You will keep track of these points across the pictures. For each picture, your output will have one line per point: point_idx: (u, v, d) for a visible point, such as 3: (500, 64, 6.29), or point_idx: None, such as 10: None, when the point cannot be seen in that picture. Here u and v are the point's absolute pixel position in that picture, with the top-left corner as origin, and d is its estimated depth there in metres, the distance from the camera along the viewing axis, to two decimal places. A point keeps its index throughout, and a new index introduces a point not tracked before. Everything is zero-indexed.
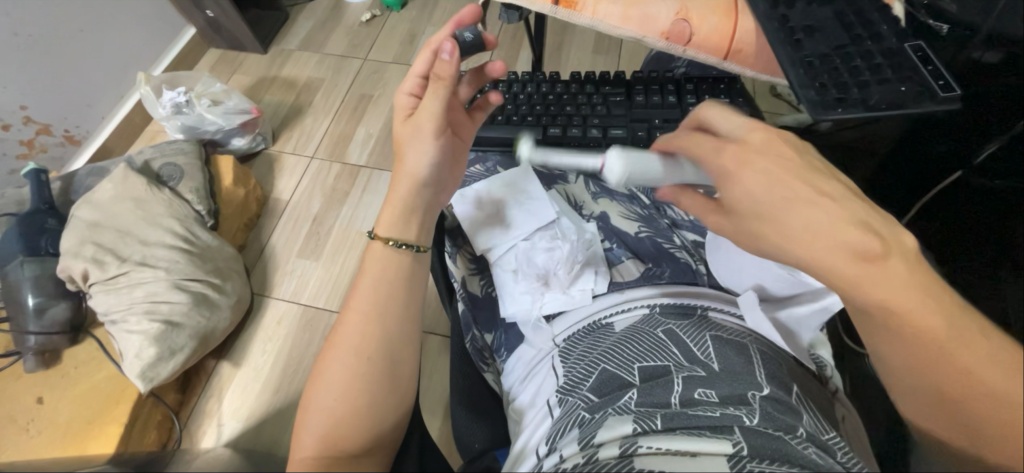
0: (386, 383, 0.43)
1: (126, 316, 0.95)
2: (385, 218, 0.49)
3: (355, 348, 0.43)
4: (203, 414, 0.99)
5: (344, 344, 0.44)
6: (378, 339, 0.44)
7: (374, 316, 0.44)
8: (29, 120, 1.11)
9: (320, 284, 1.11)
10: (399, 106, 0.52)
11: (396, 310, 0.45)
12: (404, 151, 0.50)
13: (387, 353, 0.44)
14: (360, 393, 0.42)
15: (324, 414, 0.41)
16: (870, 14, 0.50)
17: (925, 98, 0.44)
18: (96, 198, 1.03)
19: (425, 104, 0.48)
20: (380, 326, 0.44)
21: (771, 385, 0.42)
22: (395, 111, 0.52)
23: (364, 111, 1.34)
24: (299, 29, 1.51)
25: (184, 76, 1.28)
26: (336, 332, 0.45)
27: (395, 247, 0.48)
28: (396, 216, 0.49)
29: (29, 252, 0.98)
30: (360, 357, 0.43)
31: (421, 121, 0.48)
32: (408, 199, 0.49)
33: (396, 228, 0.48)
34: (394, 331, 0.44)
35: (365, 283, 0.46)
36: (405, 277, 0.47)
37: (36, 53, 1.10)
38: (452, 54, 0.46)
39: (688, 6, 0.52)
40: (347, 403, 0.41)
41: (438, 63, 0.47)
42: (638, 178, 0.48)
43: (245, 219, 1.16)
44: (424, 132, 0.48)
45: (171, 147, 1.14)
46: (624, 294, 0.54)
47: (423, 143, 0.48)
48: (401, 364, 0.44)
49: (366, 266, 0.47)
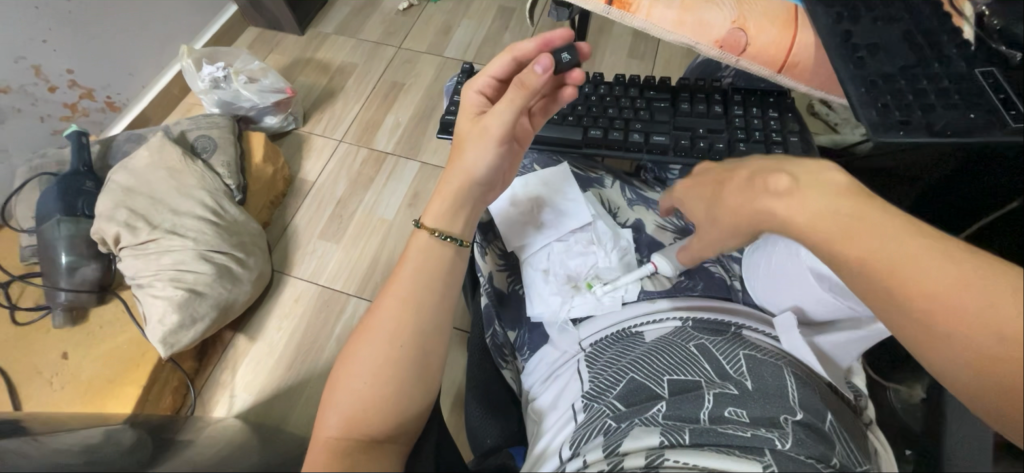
0: (417, 371, 0.43)
1: (152, 282, 0.97)
2: (435, 209, 0.49)
3: (387, 334, 0.43)
4: (218, 384, 1.01)
5: (376, 329, 0.43)
6: (411, 326, 0.43)
7: (407, 302, 0.44)
8: (74, 83, 1.14)
9: (339, 267, 1.12)
10: (469, 101, 0.53)
11: (430, 299, 0.45)
12: (463, 148, 0.50)
13: (416, 340, 0.43)
14: (387, 379, 0.42)
15: (351, 393, 0.41)
16: (939, 36, 0.47)
17: (994, 127, 0.42)
18: (133, 165, 1.04)
19: (500, 107, 0.48)
20: (414, 313, 0.44)
21: (805, 411, 0.41)
22: (464, 107, 0.53)
23: (394, 98, 1.35)
24: (337, 14, 1.52)
25: (223, 51, 1.30)
26: (369, 316, 0.45)
27: (440, 238, 0.48)
28: (444, 207, 0.49)
29: (64, 211, 1.00)
30: (393, 343, 0.43)
31: (489, 124, 0.48)
32: (457, 194, 0.49)
33: (444, 221, 0.48)
34: (426, 321, 0.44)
35: (403, 269, 0.46)
36: (445, 268, 0.47)
37: (85, 18, 1.12)
38: (545, 69, 0.47)
39: (745, 15, 0.52)
40: (375, 387, 0.41)
41: (528, 71, 0.47)
42: (685, 258, 0.55)
43: (272, 196, 1.18)
44: (488, 137, 0.48)
45: (206, 120, 1.16)
46: (654, 304, 0.53)
47: (485, 145, 0.49)
48: (430, 354, 0.44)
49: (406, 254, 0.48)
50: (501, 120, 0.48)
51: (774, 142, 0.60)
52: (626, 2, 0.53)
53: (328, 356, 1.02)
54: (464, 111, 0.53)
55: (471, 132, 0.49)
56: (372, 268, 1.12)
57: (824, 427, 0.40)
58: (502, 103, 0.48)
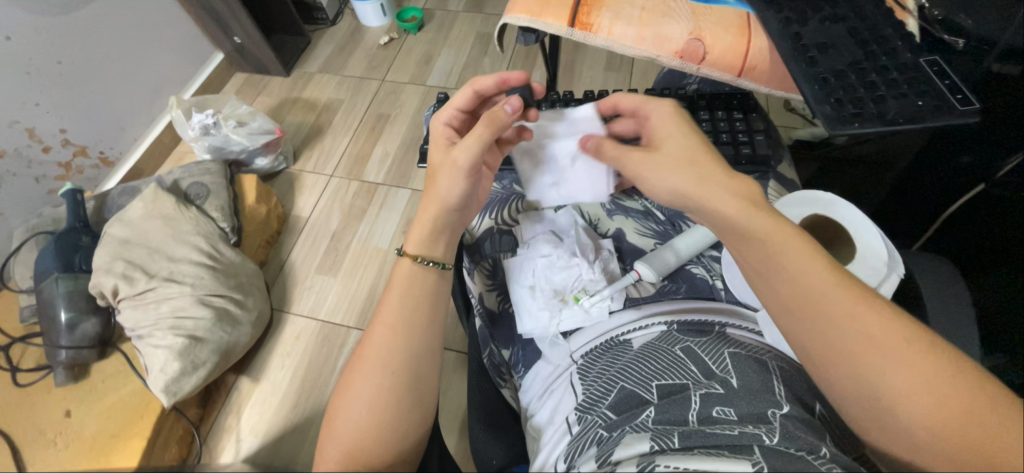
0: (411, 395, 0.44)
1: (152, 331, 0.97)
2: (414, 237, 0.50)
3: (380, 362, 0.44)
4: (224, 429, 1.00)
5: (368, 359, 0.44)
6: (401, 353, 0.44)
7: (397, 329, 0.45)
8: (67, 143, 1.17)
9: (338, 300, 1.13)
10: (439, 133, 0.56)
11: (419, 326, 0.46)
12: (436, 178, 0.51)
13: (409, 367, 0.44)
14: (385, 408, 0.42)
15: (350, 423, 0.42)
16: (883, 30, 0.50)
17: (943, 112, 0.44)
18: (128, 216, 1.06)
19: (467, 139, 0.50)
20: (404, 341, 0.45)
21: (790, 403, 0.42)
22: (434, 138, 0.56)
23: (381, 130, 1.38)
24: (320, 53, 1.57)
25: (211, 99, 1.34)
26: (361, 346, 0.45)
27: (423, 264, 0.49)
28: (425, 234, 0.50)
29: (63, 268, 1.01)
30: (385, 371, 0.43)
31: (456, 154, 0.50)
32: (435, 221, 0.51)
33: (425, 247, 0.50)
34: (416, 346, 0.45)
35: (390, 299, 0.47)
36: (431, 296, 0.48)
37: (76, 80, 1.16)
38: (513, 107, 0.52)
39: (701, 26, 0.55)
40: (372, 416, 0.42)
41: (498, 108, 0.52)
42: (667, 263, 0.57)
43: (267, 236, 1.20)
44: (456, 166, 0.50)
45: (198, 168, 1.18)
46: (640, 309, 0.54)
47: (455, 175, 0.50)
48: (421, 376, 0.45)
49: (392, 283, 0.49)
50: (469, 150, 0.50)
51: (742, 143, 0.63)
52: (588, 24, 0.56)
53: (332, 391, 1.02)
54: (434, 142, 0.55)
55: (442, 163, 0.51)
56: (371, 299, 1.13)
57: (810, 420, 0.41)
58: (472, 134, 0.51)
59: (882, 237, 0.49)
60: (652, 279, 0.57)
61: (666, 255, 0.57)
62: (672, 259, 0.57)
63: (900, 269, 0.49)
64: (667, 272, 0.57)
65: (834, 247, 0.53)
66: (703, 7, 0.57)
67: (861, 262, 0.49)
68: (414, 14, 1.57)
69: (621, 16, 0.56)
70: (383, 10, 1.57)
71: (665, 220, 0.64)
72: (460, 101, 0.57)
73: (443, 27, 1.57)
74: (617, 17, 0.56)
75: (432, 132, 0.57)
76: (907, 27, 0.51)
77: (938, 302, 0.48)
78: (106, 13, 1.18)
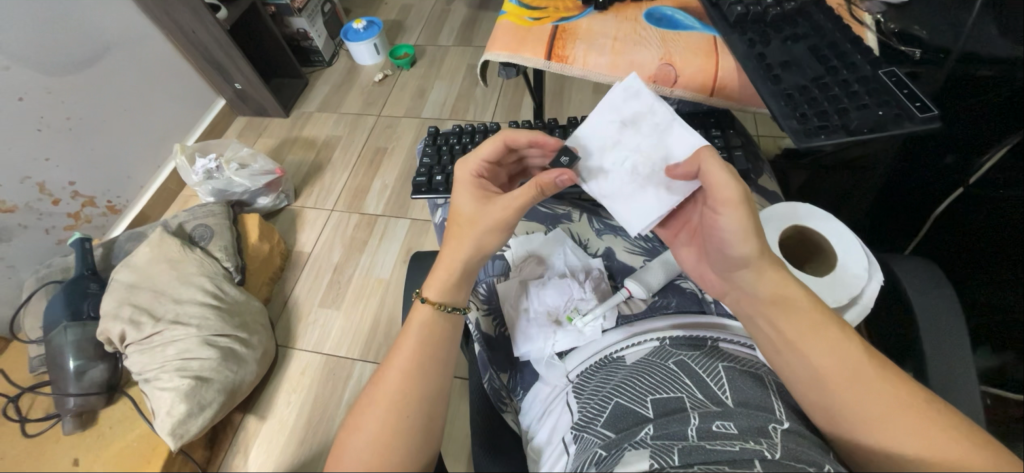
0: (422, 437, 0.44)
1: (158, 374, 0.98)
2: (437, 283, 0.51)
3: (393, 403, 0.44)
4: (230, 470, 0.99)
5: (382, 399, 0.45)
6: (416, 397, 0.45)
7: (415, 374, 0.46)
8: (77, 194, 1.21)
9: (342, 333, 1.14)
10: (469, 187, 0.55)
11: (435, 369, 0.47)
12: (471, 235, 0.52)
13: (421, 409, 0.45)
14: (393, 451, 0.42)
15: (353, 462, 0.41)
16: (843, 46, 0.54)
17: (904, 119, 0.48)
18: (134, 262, 1.09)
19: (504, 204, 0.51)
20: (420, 382, 0.46)
21: (791, 420, 0.43)
22: (463, 191, 0.55)
23: (379, 163, 1.42)
24: (318, 93, 1.63)
25: (214, 144, 1.38)
26: (374, 386, 0.46)
27: (446, 311, 0.51)
28: (447, 281, 0.51)
29: (71, 316, 1.03)
30: (398, 414, 0.44)
31: (490, 218, 0.51)
32: (459, 265, 0.52)
33: (450, 294, 0.51)
34: (431, 387, 0.46)
35: (408, 341, 0.48)
36: (450, 338, 0.50)
37: (85, 133, 1.21)
38: (561, 177, 0.50)
39: (671, 52, 0.58)
40: (377, 457, 0.41)
41: (544, 175, 0.50)
42: (654, 279, 0.58)
43: (270, 272, 1.22)
44: (491, 231, 0.52)
45: (202, 210, 1.22)
46: (633, 327, 0.55)
47: (494, 233, 0.52)
48: (435, 420, 0.46)
49: (409, 325, 0.50)
50: (503, 218, 0.51)
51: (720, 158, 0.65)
52: (564, 56, 0.60)
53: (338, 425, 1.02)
54: (461, 189, 0.55)
55: (474, 219, 0.52)
56: (374, 330, 1.13)
57: (806, 433, 0.42)
58: (508, 198, 0.51)
59: (859, 244, 0.51)
60: (643, 295, 0.57)
61: (653, 272, 0.58)
62: (659, 276, 0.58)
63: (879, 275, 0.50)
64: (656, 287, 0.58)
65: (816, 257, 0.55)
66: (672, 33, 0.60)
67: (842, 269, 0.51)
68: (406, 51, 1.63)
69: (595, 47, 0.60)
70: (376, 49, 1.64)
71: (655, 237, 0.66)
72: (490, 152, 0.55)
73: (435, 61, 1.63)
74: (591, 48, 0.60)
75: (458, 178, 0.56)
76: (867, 41, 0.56)
77: (924, 301, 0.49)
78: (114, 69, 1.25)
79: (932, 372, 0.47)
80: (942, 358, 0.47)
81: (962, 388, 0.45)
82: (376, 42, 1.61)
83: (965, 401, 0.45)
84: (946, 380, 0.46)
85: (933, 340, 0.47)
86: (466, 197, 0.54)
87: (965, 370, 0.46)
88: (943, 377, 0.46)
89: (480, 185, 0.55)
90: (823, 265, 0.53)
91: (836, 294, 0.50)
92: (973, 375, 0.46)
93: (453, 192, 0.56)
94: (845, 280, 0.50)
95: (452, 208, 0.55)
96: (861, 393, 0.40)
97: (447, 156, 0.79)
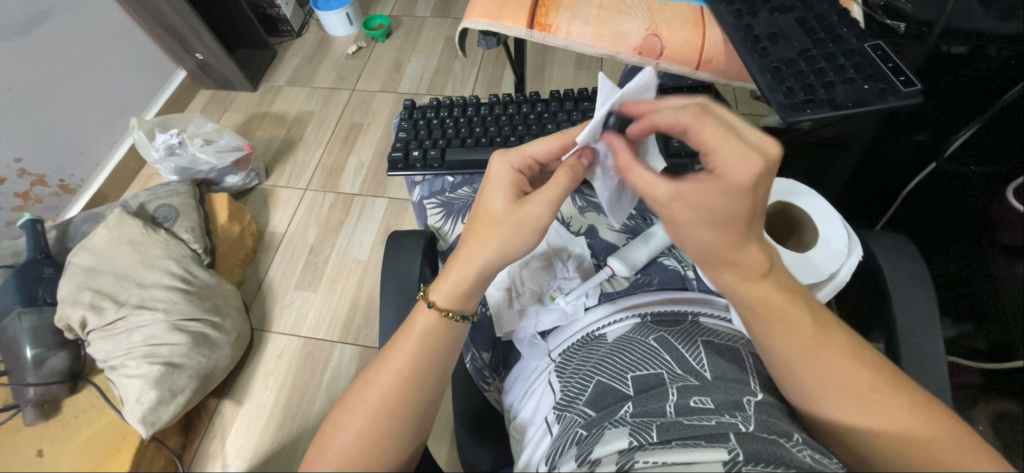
0: (412, 435, 0.43)
1: (125, 361, 0.94)
2: (447, 291, 0.47)
3: (378, 405, 0.42)
4: (207, 456, 0.97)
5: (365, 399, 0.43)
6: (411, 400, 0.43)
7: (409, 378, 0.44)
8: (23, 172, 1.12)
9: (319, 315, 1.11)
10: (504, 179, 0.48)
11: (433, 375, 0.45)
12: (484, 243, 0.46)
13: (415, 412, 0.43)
14: (378, 451, 0.41)
15: (335, 459, 0.40)
16: (830, 19, 0.55)
17: (888, 94, 0.49)
18: (92, 244, 1.02)
19: (543, 200, 0.45)
20: (415, 387, 0.44)
21: (763, 393, 0.43)
22: (492, 181, 0.49)
23: (354, 140, 1.36)
24: (287, 65, 1.54)
25: (175, 118, 1.29)
26: (359, 384, 0.44)
27: (453, 320, 0.47)
28: (460, 292, 0.47)
29: (25, 302, 0.97)
30: (388, 416, 0.42)
31: (526, 216, 0.45)
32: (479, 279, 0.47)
33: (458, 302, 0.47)
34: (426, 392, 0.44)
35: (405, 345, 0.45)
36: (450, 347, 0.47)
37: (28, 106, 1.10)
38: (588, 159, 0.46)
39: (657, 22, 0.57)
40: (361, 457, 0.40)
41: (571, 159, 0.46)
42: (639, 258, 0.58)
43: (241, 255, 1.17)
44: (528, 227, 0.45)
45: (165, 190, 1.15)
46: (616, 304, 0.55)
47: (525, 235, 0.46)
48: (425, 419, 0.45)
49: (410, 326, 0.47)
50: (541, 215, 0.45)
51: None
52: (547, 25, 0.57)
53: (319, 409, 1.00)
54: (496, 186, 0.48)
55: (505, 220, 0.46)
56: (353, 312, 1.11)
57: (777, 405, 0.43)
58: (546, 187, 0.45)
59: (839, 218, 0.53)
60: (625, 270, 0.57)
61: (639, 251, 0.58)
62: (643, 253, 0.58)
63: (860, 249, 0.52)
64: (641, 263, 0.58)
65: (795, 233, 0.56)
66: (658, 2, 0.58)
67: (824, 244, 0.52)
68: (382, 22, 1.55)
69: (579, 15, 0.58)
70: (349, 20, 1.55)
71: (638, 214, 0.66)
72: (540, 151, 0.50)
73: (411, 33, 1.56)
74: (576, 17, 0.57)
75: (492, 172, 0.49)
76: (853, 14, 0.57)
77: (898, 274, 0.50)
78: (60, 34, 1.15)
79: (902, 343, 0.48)
80: (913, 327, 0.48)
81: (930, 360, 0.47)
82: (348, 12, 1.52)
83: (930, 370, 0.47)
84: (913, 349, 0.47)
85: (904, 311, 0.48)
86: (499, 195, 0.47)
87: (933, 341, 0.47)
88: (912, 347, 0.47)
89: (518, 183, 0.48)
90: (804, 241, 0.55)
91: (817, 267, 0.51)
92: (941, 347, 0.47)
93: (484, 187, 0.49)
94: (827, 254, 0.52)
95: (481, 206, 0.48)
96: (817, 364, 0.40)
97: (425, 131, 0.76)
